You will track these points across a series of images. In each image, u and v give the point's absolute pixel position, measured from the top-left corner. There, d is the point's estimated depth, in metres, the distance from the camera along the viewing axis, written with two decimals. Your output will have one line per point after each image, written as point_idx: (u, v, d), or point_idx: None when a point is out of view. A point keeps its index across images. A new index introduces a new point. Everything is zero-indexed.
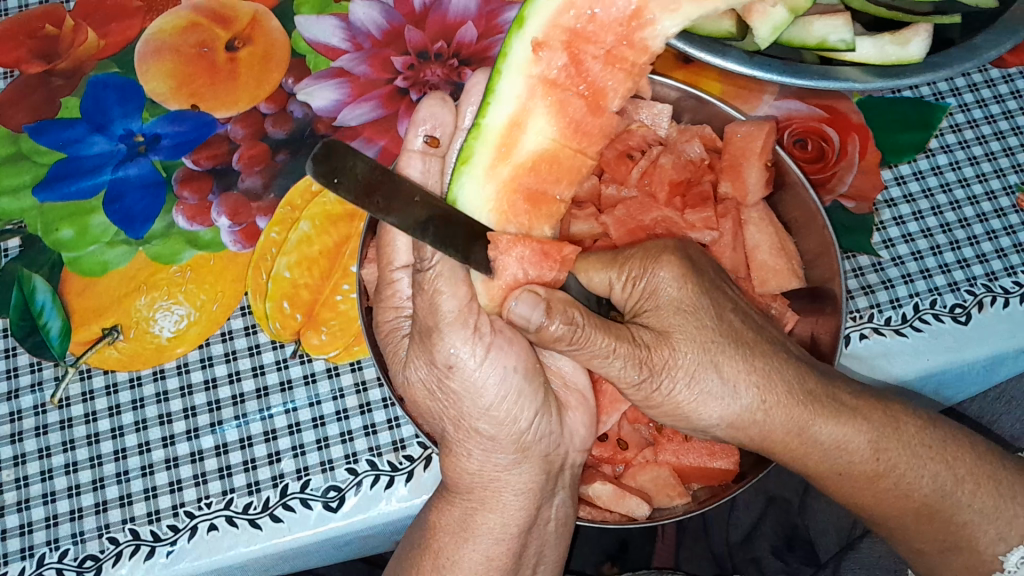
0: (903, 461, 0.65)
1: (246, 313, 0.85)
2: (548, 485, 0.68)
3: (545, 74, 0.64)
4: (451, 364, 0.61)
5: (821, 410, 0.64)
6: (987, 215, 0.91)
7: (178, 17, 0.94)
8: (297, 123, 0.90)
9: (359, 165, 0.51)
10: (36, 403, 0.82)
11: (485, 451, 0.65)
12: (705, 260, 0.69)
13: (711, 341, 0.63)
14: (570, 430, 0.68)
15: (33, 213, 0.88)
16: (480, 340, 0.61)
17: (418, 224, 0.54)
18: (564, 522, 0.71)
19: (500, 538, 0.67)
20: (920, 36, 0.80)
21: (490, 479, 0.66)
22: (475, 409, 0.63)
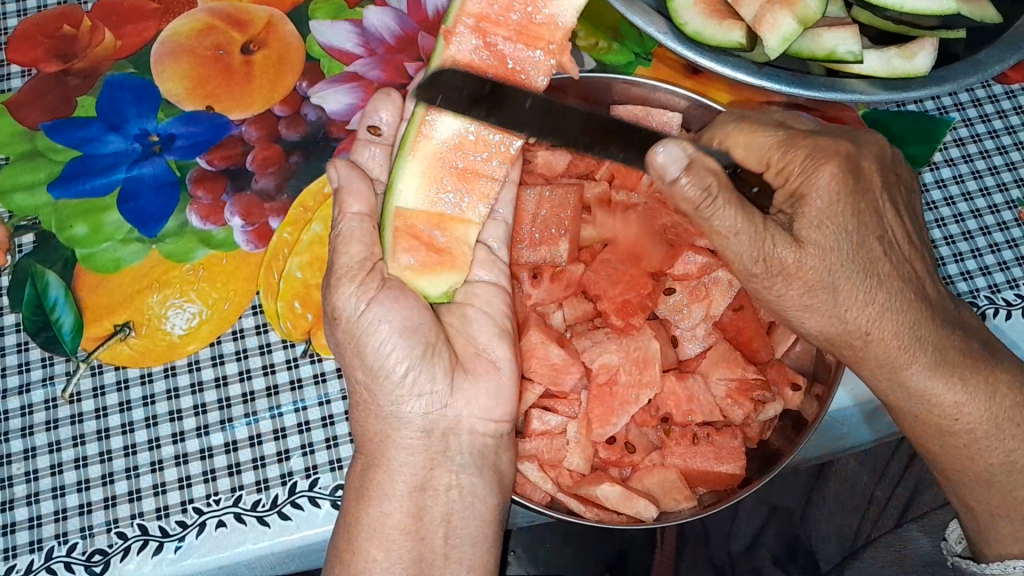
0: (977, 426, 0.69)
1: (257, 312, 0.86)
2: (434, 445, 0.68)
3: (462, 60, 0.70)
4: (334, 317, 0.65)
5: (921, 358, 0.68)
6: (990, 228, 0.92)
7: (194, 19, 0.95)
8: (310, 126, 0.92)
9: (465, 84, 0.66)
10: (47, 397, 0.83)
11: (368, 401, 0.68)
12: (875, 175, 0.71)
13: (840, 261, 0.68)
14: (466, 395, 0.69)
15: (48, 209, 0.89)
16: (364, 294, 0.65)
17: (516, 124, 0.67)
18: (478, 501, 0.69)
19: (390, 496, 0.67)
20: (925, 50, 0.82)
21: (374, 432, 0.68)
22: (356, 359, 0.67)
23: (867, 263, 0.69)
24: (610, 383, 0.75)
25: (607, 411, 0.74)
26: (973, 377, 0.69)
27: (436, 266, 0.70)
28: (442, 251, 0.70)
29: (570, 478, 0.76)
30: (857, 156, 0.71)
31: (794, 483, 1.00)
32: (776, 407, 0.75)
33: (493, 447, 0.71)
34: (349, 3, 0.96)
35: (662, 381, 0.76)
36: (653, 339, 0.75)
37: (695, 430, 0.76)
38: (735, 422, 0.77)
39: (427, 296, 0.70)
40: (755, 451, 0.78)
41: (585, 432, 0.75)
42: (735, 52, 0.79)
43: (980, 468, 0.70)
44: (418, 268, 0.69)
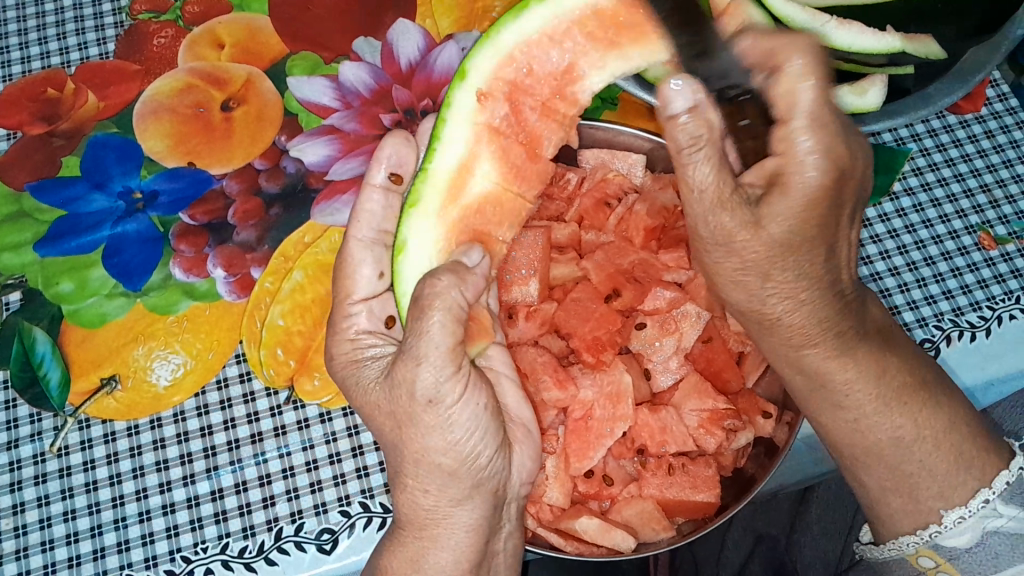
0: (866, 404, 0.70)
1: (240, 360, 0.88)
2: (494, 518, 0.67)
3: (488, 122, 0.70)
4: (432, 403, 0.61)
5: (820, 347, 0.69)
6: (951, 253, 0.95)
7: (175, 79, 0.99)
8: (289, 178, 0.95)
9: None
10: (36, 452, 0.84)
11: (440, 487, 0.64)
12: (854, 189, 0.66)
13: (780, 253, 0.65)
14: (516, 465, 0.69)
15: (35, 267, 0.91)
16: (459, 383, 0.61)
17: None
18: (513, 559, 0.71)
19: (452, 574, 0.66)
20: (876, 86, 0.85)
21: (441, 516, 0.65)
22: (440, 445, 0.62)
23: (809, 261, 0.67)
24: (585, 418, 0.77)
25: (583, 446, 0.76)
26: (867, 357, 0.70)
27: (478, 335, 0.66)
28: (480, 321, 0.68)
29: (550, 513, 0.77)
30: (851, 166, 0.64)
31: (778, 511, 1.01)
32: (748, 434, 0.77)
33: (521, 506, 0.71)
34: (325, 59, 1.00)
35: (636, 413, 0.77)
36: (625, 372, 0.76)
37: (670, 460, 0.78)
38: (709, 451, 0.79)
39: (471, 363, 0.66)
40: (730, 479, 0.79)
41: (564, 467, 0.77)
42: None
43: (870, 443, 0.70)
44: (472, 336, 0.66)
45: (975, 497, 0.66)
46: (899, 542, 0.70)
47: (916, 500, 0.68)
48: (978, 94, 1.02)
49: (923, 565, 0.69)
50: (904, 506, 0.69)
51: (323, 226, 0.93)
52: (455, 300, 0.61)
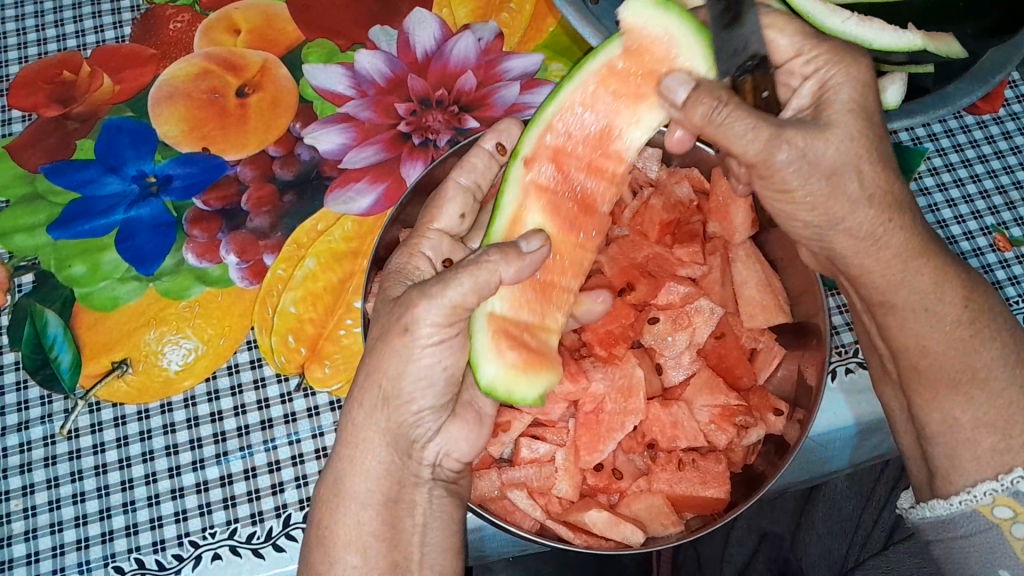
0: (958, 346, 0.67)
1: (252, 347, 0.88)
2: (412, 470, 0.66)
3: (538, 180, 0.70)
4: (408, 332, 0.62)
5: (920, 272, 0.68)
6: (966, 254, 0.94)
7: (190, 64, 0.99)
8: (303, 166, 0.94)
9: None
10: (46, 434, 0.84)
11: (377, 406, 0.64)
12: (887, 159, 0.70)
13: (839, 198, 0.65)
14: (458, 438, 0.69)
15: (48, 250, 0.91)
16: (443, 330, 0.63)
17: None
18: (447, 518, 0.68)
19: (367, 503, 0.64)
20: (895, 85, 0.85)
21: (362, 438, 0.65)
22: (398, 367, 0.63)
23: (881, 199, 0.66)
24: (596, 411, 0.77)
25: (594, 439, 0.76)
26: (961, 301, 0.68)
27: (534, 365, 0.66)
28: (532, 352, 0.67)
29: (558, 505, 0.77)
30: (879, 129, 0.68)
31: (783, 510, 1.01)
32: (759, 431, 0.77)
33: (457, 480, 0.70)
34: (341, 48, 1.00)
35: (647, 408, 0.78)
36: (637, 366, 0.77)
37: (680, 456, 0.78)
38: (719, 447, 0.78)
39: (522, 399, 0.65)
40: (740, 477, 0.79)
41: (574, 460, 0.77)
42: None
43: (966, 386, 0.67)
44: (520, 367, 0.65)
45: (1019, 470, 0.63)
46: (975, 492, 0.65)
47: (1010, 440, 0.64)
48: (996, 95, 1.02)
49: (999, 516, 0.63)
50: (992, 453, 0.65)
51: (335, 214, 0.93)
52: (494, 278, 0.62)
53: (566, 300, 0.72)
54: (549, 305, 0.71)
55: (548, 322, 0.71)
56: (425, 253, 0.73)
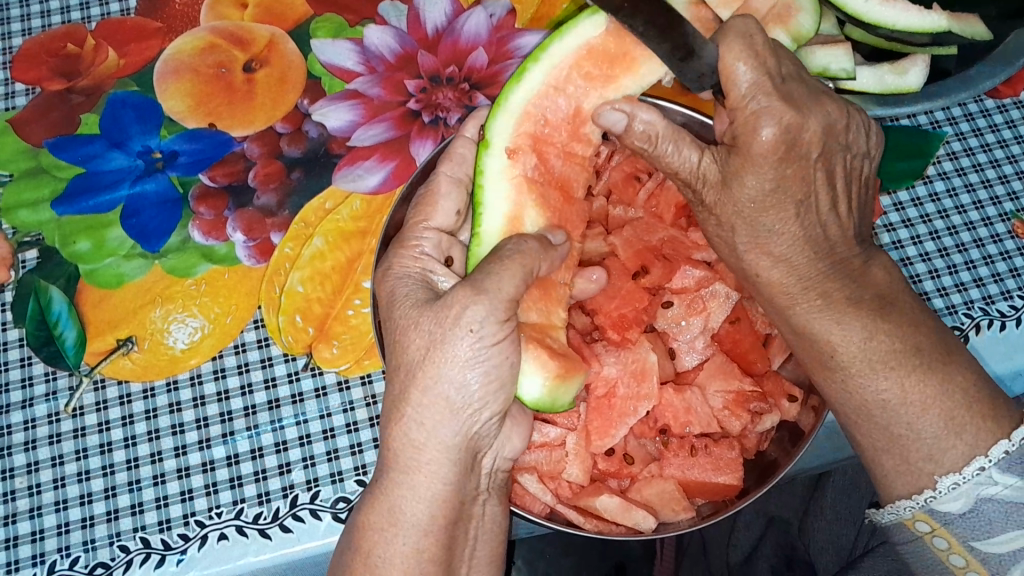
0: (851, 363, 0.67)
1: (259, 326, 0.87)
2: (469, 483, 0.65)
3: (524, 173, 0.69)
4: (470, 334, 0.60)
5: (807, 301, 0.68)
6: (983, 241, 0.93)
7: (197, 38, 0.97)
8: (311, 143, 0.93)
9: None
10: (50, 411, 0.84)
11: (436, 424, 0.62)
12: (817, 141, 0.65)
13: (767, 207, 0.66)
14: (505, 435, 0.68)
15: (52, 225, 0.90)
16: (498, 335, 0.61)
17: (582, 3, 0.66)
18: (494, 525, 0.68)
19: (428, 528, 0.63)
20: (917, 67, 0.83)
21: (424, 460, 0.62)
22: (456, 382, 0.61)
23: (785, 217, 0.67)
24: (608, 396, 0.75)
25: (605, 424, 0.75)
26: (856, 322, 0.67)
27: (570, 373, 0.66)
28: (565, 357, 0.67)
29: (569, 490, 0.76)
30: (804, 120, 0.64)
31: (792, 495, 1.03)
32: (773, 417, 0.76)
33: (504, 479, 0.69)
34: (350, 22, 0.98)
35: (659, 393, 0.77)
36: (650, 350, 0.75)
37: (693, 441, 0.78)
38: (732, 433, 0.77)
39: (562, 406, 0.67)
40: (752, 463, 0.78)
41: (585, 444, 0.75)
42: None
43: (860, 399, 0.67)
44: (559, 377, 0.65)
45: (970, 465, 0.62)
46: (896, 506, 0.66)
47: (907, 461, 0.65)
48: (1018, 80, 1.00)
49: (920, 530, 0.65)
50: (896, 467, 0.66)
51: (344, 192, 0.91)
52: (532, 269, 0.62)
53: (564, 295, 0.70)
54: (552, 301, 0.69)
55: (554, 321, 0.69)
56: (428, 254, 0.70)
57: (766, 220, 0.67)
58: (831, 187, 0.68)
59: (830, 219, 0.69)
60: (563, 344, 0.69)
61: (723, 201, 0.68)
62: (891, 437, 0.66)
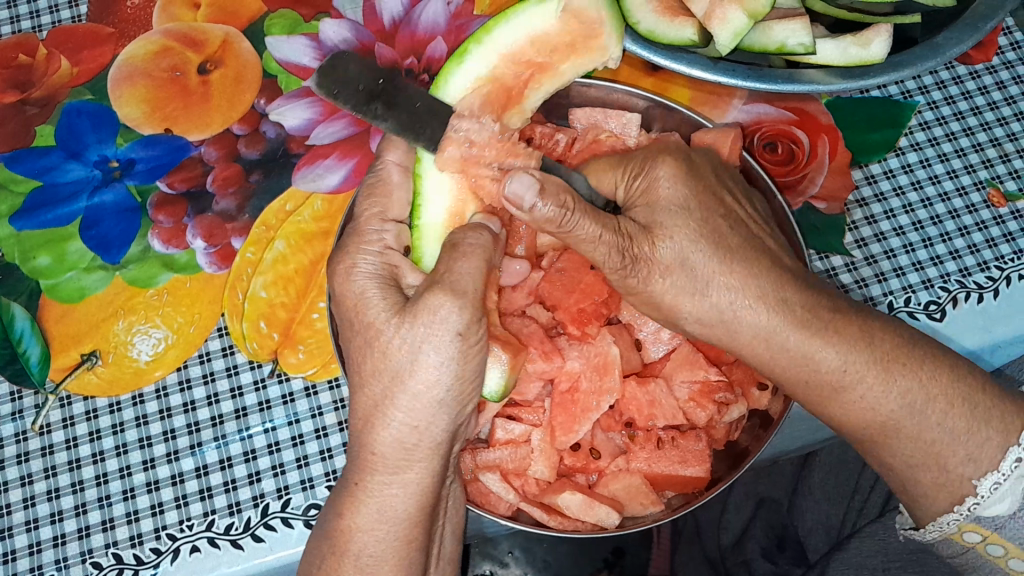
0: (834, 376, 0.66)
1: (222, 334, 0.86)
2: (445, 472, 0.67)
3: (463, 168, 0.69)
4: (460, 336, 0.61)
5: (788, 320, 0.66)
6: (959, 212, 0.91)
7: (149, 42, 0.94)
8: (270, 144, 0.91)
9: (361, 78, 0.63)
10: (18, 430, 0.83)
11: (428, 425, 0.63)
12: (706, 167, 0.71)
13: (691, 245, 0.66)
14: (470, 424, 0.70)
15: (10, 241, 0.88)
16: (480, 328, 0.62)
17: (412, 127, 0.66)
18: (457, 508, 0.71)
19: (415, 521, 0.64)
20: (881, 36, 0.80)
21: (416, 459, 0.63)
22: (444, 381, 0.62)
23: (715, 240, 0.67)
24: (572, 391, 0.75)
25: (569, 419, 0.74)
26: (851, 329, 0.67)
27: (519, 360, 0.69)
28: (517, 345, 0.69)
29: (536, 486, 0.77)
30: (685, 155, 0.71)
31: (781, 475, 1.02)
32: (740, 407, 0.76)
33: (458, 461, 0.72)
34: (305, 17, 0.95)
35: (623, 387, 0.76)
36: (612, 343, 0.74)
37: (659, 433, 0.76)
38: (699, 424, 0.77)
39: (515, 388, 0.70)
40: (723, 453, 0.78)
41: (550, 441, 0.75)
42: (690, 49, 0.78)
43: (882, 417, 0.66)
44: (509, 368, 0.68)
45: (1007, 459, 0.64)
46: (940, 522, 0.67)
47: (946, 469, 0.66)
48: (990, 43, 0.97)
49: (970, 541, 0.67)
50: (935, 481, 0.66)
51: (304, 193, 0.90)
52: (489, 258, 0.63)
53: None
54: None
55: (498, 307, 0.70)
56: (391, 247, 0.67)
57: (705, 245, 0.66)
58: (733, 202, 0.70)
59: (762, 234, 0.70)
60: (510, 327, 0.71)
61: (657, 243, 0.66)
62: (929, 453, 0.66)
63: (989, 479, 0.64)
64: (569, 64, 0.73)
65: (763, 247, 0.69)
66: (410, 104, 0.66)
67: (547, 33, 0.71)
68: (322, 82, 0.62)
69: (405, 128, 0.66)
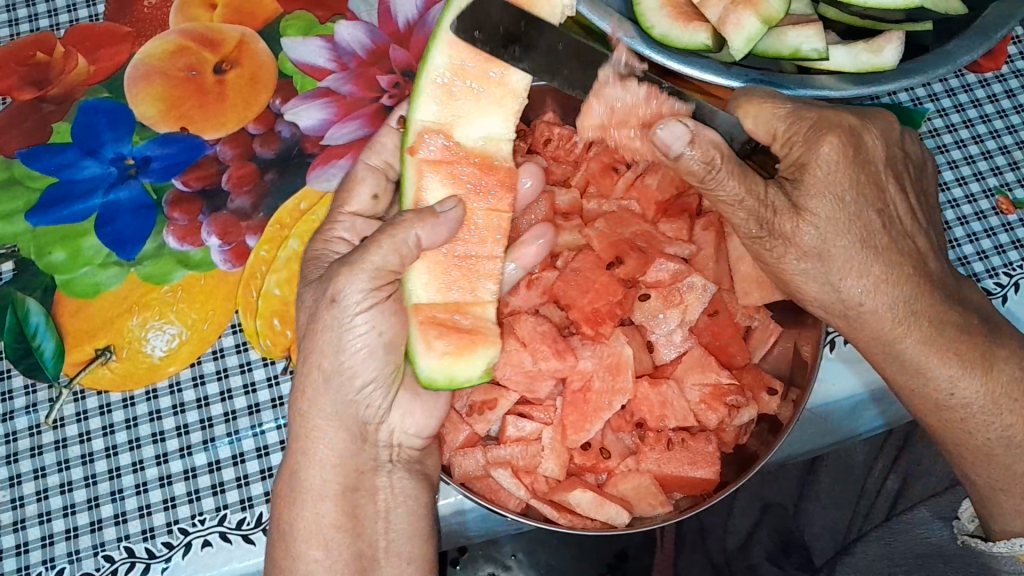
0: (964, 395, 0.71)
1: (236, 330, 0.87)
2: (364, 453, 0.70)
3: (429, 156, 0.69)
4: (337, 302, 0.65)
5: (917, 331, 0.70)
6: (967, 218, 0.92)
7: (166, 41, 0.95)
8: (285, 143, 0.92)
9: (502, 21, 0.67)
10: (31, 424, 0.83)
11: (314, 393, 0.68)
12: (879, 148, 0.71)
13: (836, 230, 0.68)
14: (403, 411, 0.72)
15: (26, 237, 0.89)
16: (371, 296, 0.65)
17: (549, 67, 0.70)
18: (414, 499, 0.72)
19: (324, 494, 0.68)
20: (892, 44, 0.81)
21: (312, 427, 0.68)
22: (332, 348, 0.67)
23: (865, 236, 0.69)
24: (584, 390, 0.76)
25: (581, 418, 0.75)
26: (971, 352, 0.71)
27: (466, 349, 0.68)
28: (472, 333, 0.68)
29: (545, 484, 0.76)
30: (860, 129, 0.71)
31: (788, 480, 0.99)
32: (751, 411, 0.76)
33: (420, 457, 0.75)
34: (320, 19, 0.96)
35: (636, 386, 0.76)
36: (626, 344, 0.75)
37: (669, 435, 0.77)
38: (710, 426, 0.77)
39: (463, 380, 0.67)
40: (730, 456, 0.78)
41: (561, 440, 0.76)
42: (704, 54, 0.79)
43: (979, 442, 0.72)
44: (451, 353, 0.67)
45: None
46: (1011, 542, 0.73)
47: None
48: (999, 52, 0.98)
49: None
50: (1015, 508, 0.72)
51: (318, 192, 0.90)
52: (407, 239, 0.64)
53: (495, 268, 0.71)
54: (476, 276, 0.70)
55: (481, 296, 0.70)
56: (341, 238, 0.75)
57: (849, 243, 0.69)
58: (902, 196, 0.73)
59: (917, 231, 0.73)
60: (489, 318, 0.70)
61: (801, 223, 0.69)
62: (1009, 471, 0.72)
63: None
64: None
65: (913, 250, 0.71)
66: (551, 46, 0.69)
67: None
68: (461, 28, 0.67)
69: (541, 68, 0.70)
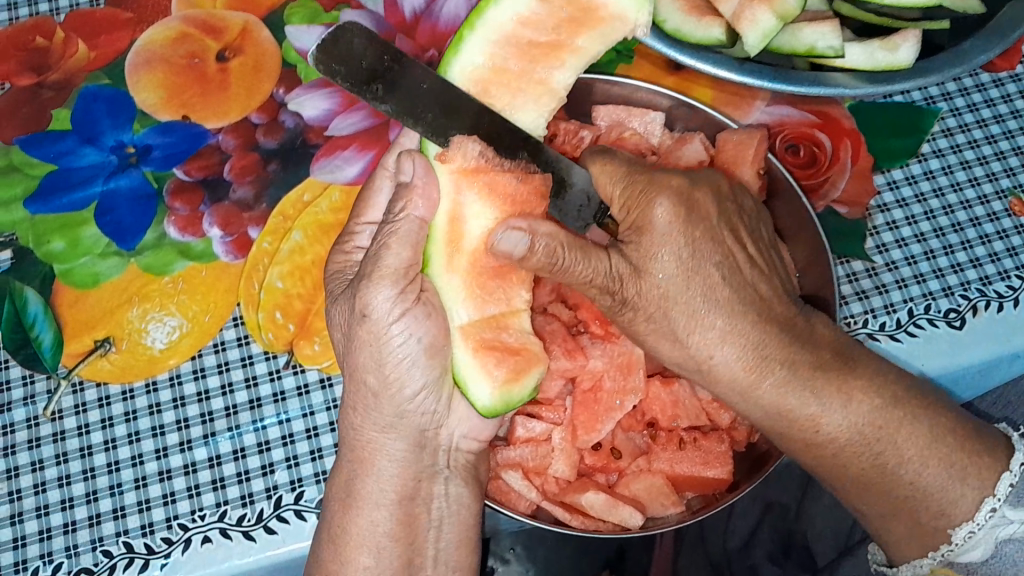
0: (838, 434, 0.67)
1: (237, 324, 0.85)
2: (424, 460, 0.69)
3: (463, 166, 0.63)
4: (365, 314, 0.63)
5: (771, 373, 0.66)
6: (980, 219, 0.91)
7: (168, 27, 0.93)
8: (289, 133, 0.90)
9: (366, 54, 0.58)
10: (29, 415, 0.82)
11: (366, 407, 0.67)
12: (710, 203, 0.68)
13: (676, 293, 0.66)
14: (460, 414, 0.70)
15: (26, 225, 0.87)
16: (399, 302, 0.62)
17: (412, 108, 0.60)
18: (463, 507, 0.71)
19: (379, 502, 0.67)
20: (908, 42, 0.80)
21: (365, 439, 0.67)
22: (370, 363, 0.65)
23: (706, 289, 0.66)
24: (594, 389, 0.75)
25: (591, 418, 0.74)
26: (826, 389, 0.67)
27: (521, 372, 0.63)
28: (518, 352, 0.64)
29: (555, 485, 0.77)
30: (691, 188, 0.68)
31: (790, 480, 0.98)
32: None
33: (476, 461, 0.73)
34: (325, 7, 0.95)
35: (647, 386, 0.76)
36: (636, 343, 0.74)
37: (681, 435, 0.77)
38: (721, 425, 0.77)
39: (519, 401, 0.63)
40: (742, 454, 0.78)
41: (570, 440, 0.75)
42: (717, 48, 0.77)
43: (854, 471, 0.68)
44: (508, 379, 0.63)
45: (980, 509, 0.65)
46: (913, 565, 0.69)
47: (919, 521, 0.67)
48: (1013, 52, 0.97)
49: None
50: (912, 530, 0.68)
51: (323, 184, 0.89)
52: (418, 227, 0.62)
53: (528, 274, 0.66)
54: (510, 284, 0.65)
55: (516, 305, 0.66)
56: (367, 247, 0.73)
57: (694, 290, 0.66)
58: (744, 248, 0.69)
59: (758, 278, 0.68)
60: (527, 330, 0.66)
61: (644, 287, 0.66)
62: (899, 499, 0.68)
63: (965, 528, 0.65)
64: (582, 38, 0.66)
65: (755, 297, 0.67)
66: (414, 85, 0.60)
67: (535, 14, 0.65)
68: (324, 59, 0.56)
69: (404, 111, 0.60)
